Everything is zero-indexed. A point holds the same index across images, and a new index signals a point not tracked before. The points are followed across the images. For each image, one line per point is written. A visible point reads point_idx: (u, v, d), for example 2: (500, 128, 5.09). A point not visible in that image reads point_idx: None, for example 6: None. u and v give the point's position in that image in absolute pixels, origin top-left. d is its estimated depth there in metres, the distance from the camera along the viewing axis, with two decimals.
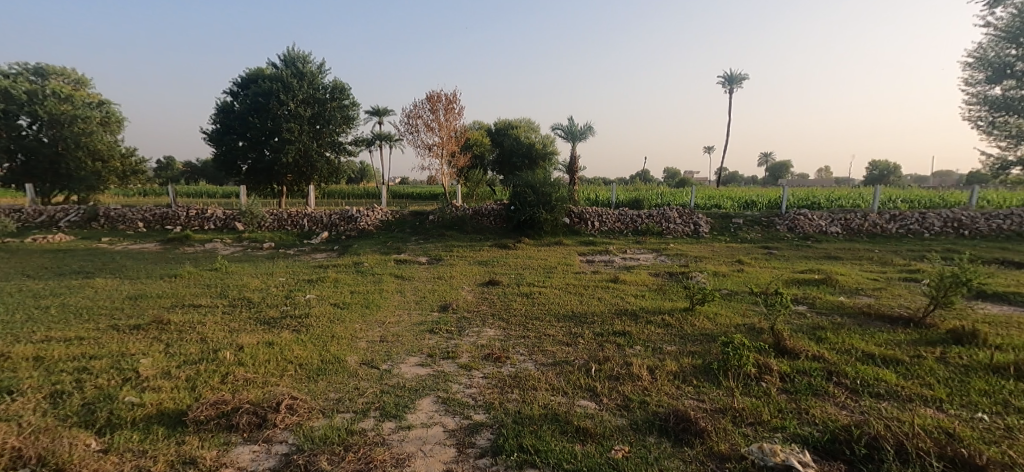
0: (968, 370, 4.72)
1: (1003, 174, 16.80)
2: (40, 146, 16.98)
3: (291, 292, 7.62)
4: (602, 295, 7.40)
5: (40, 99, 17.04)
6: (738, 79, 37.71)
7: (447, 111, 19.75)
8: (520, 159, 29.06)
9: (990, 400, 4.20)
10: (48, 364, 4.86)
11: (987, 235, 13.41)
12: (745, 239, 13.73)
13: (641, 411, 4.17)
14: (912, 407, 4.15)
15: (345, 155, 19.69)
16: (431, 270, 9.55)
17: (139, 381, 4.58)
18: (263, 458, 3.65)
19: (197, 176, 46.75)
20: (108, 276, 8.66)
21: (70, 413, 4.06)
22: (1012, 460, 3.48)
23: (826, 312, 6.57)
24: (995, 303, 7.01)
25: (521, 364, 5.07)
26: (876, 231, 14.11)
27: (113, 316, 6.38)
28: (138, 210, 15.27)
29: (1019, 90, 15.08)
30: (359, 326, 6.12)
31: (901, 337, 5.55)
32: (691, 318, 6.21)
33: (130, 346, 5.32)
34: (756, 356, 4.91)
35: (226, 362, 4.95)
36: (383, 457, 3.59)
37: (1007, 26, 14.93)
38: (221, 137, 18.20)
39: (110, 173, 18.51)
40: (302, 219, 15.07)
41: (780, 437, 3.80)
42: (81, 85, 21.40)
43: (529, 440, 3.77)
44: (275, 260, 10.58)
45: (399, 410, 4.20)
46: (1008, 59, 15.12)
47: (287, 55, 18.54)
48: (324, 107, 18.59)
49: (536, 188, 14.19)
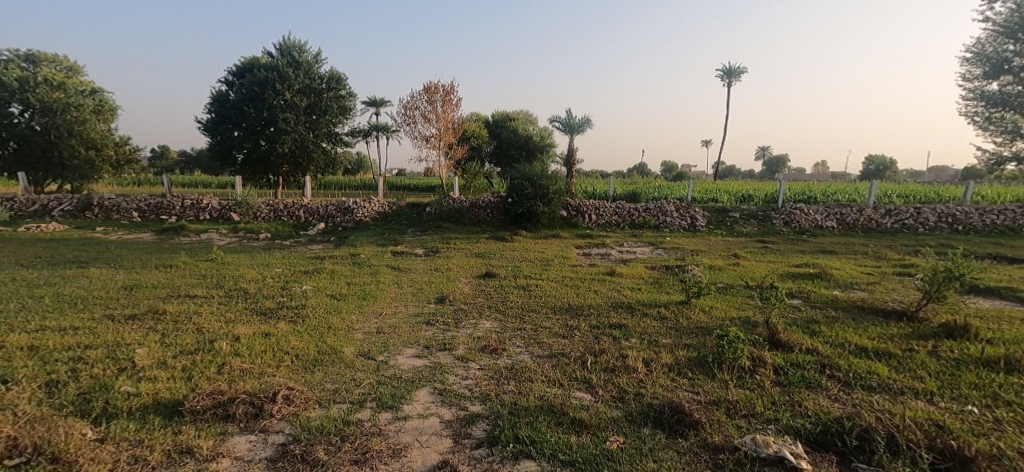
0: (959, 364, 4.76)
1: (998, 169, 16.88)
2: (32, 134, 16.84)
3: (287, 283, 7.61)
4: (599, 287, 7.43)
5: (32, 87, 16.87)
6: (738, 71, 37.53)
7: (444, 102, 19.67)
8: (518, 150, 29.03)
9: (980, 393, 4.25)
10: (43, 353, 4.85)
11: (981, 230, 13.50)
12: (742, 233, 13.77)
13: (636, 402, 4.21)
14: (903, 400, 4.20)
15: (342, 146, 19.61)
16: (427, 262, 9.55)
17: (134, 371, 4.58)
18: (260, 447, 3.67)
19: (192, 166, 46.45)
20: (103, 266, 8.63)
21: (66, 403, 4.06)
22: (1001, 452, 3.53)
23: (820, 306, 6.61)
24: (987, 298, 7.07)
25: (517, 356, 5.09)
26: (871, 225, 14.18)
27: (108, 306, 6.36)
28: (133, 200, 15.17)
29: (1016, 85, 15.11)
30: (355, 318, 6.13)
31: (894, 330, 5.60)
32: (687, 312, 6.24)
33: (126, 336, 5.32)
34: (751, 349, 4.94)
35: (223, 352, 4.95)
36: (380, 447, 3.61)
37: (1006, 21, 15.08)
38: (217, 127, 18.11)
39: (104, 162, 18.40)
40: (298, 210, 15.00)
41: (773, 429, 3.84)
42: (74, 73, 21.21)
43: (524, 431, 3.79)
44: (271, 251, 10.56)
45: (395, 401, 4.21)
46: (1006, 54, 15.15)
47: (283, 44, 18.38)
48: (320, 98, 18.50)
49: (533, 180, 14.19)
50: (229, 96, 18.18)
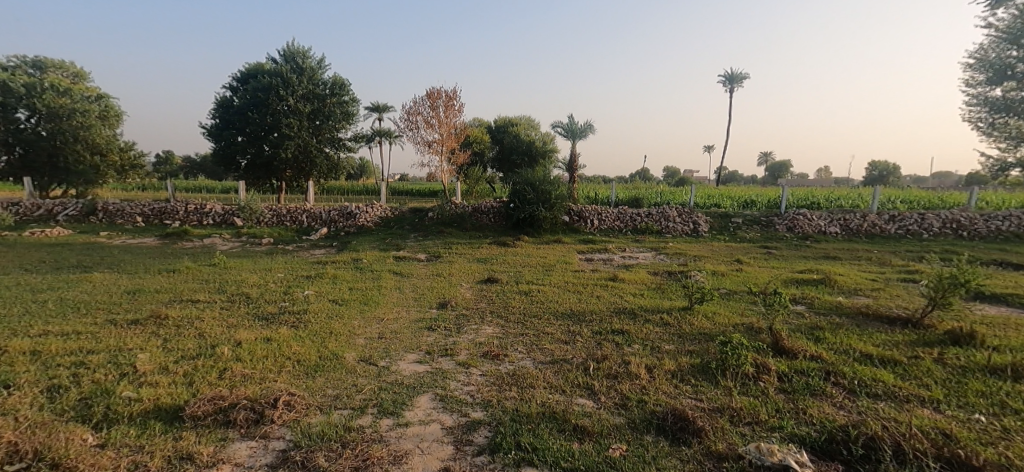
0: (965, 371, 4.72)
1: (1003, 175, 16.78)
2: (38, 139, 16.92)
3: (289, 288, 7.60)
4: (601, 293, 7.40)
5: (38, 93, 16.96)
6: (739, 77, 37.63)
7: (447, 108, 19.72)
8: (519, 156, 29.07)
9: (987, 402, 4.21)
10: (45, 358, 4.85)
11: (986, 237, 13.41)
12: (745, 238, 13.74)
13: (639, 409, 4.17)
14: (909, 408, 4.16)
15: (345, 151, 19.64)
16: (429, 267, 9.55)
17: (136, 376, 4.56)
18: (260, 454, 3.65)
19: (196, 171, 46.73)
20: (106, 271, 8.63)
21: (67, 408, 4.05)
22: (1009, 462, 3.49)
23: (825, 312, 6.56)
24: (992, 305, 7.02)
25: (519, 362, 5.07)
26: (875, 231, 14.09)
27: (111, 311, 6.37)
28: (137, 205, 15.24)
29: (1019, 91, 14.91)
30: (357, 323, 6.11)
31: (900, 337, 5.55)
32: (689, 318, 6.19)
33: (128, 341, 5.31)
34: (754, 355, 4.91)
35: (224, 358, 4.94)
36: (380, 454, 3.59)
37: (1008, 27, 14.49)
38: (221, 132, 18.17)
39: (109, 168, 18.50)
40: (301, 216, 15.04)
41: (777, 437, 3.80)
42: (80, 79, 21.35)
43: (526, 438, 3.77)
44: (274, 256, 10.57)
45: (396, 407, 4.19)
46: (1008, 60, 14.76)
47: (287, 50, 18.49)
48: (323, 103, 18.57)
49: (536, 186, 14.19)
50: (233, 102, 18.27)
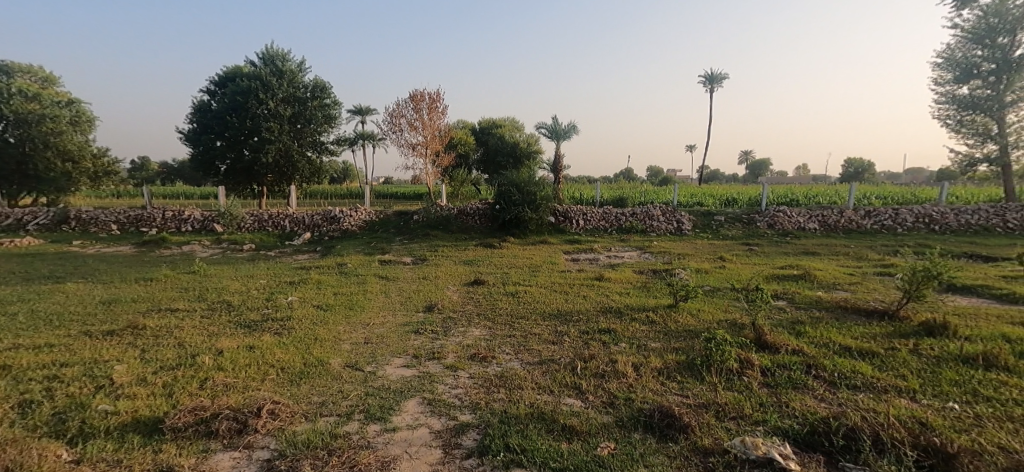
0: (940, 361, 4.83)
1: (971, 170, 17.25)
2: (5, 146, 16.43)
3: (272, 294, 7.51)
4: (587, 293, 7.43)
5: (5, 98, 16.53)
6: (719, 78, 38.16)
7: (430, 110, 19.62)
8: (504, 157, 29.08)
9: (961, 390, 4.31)
10: (15, 372, 4.70)
11: (958, 230, 13.79)
12: (727, 236, 13.93)
13: (626, 408, 4.19)
14: (887, 398, 4.24)
15: (327, 155, 19.42)
16: (415, 270, 9.50)
17: (113, 388, 4.45)
18: (244, 464, 3.58)
19: (173, 177, 45.89)
20: (81, 281, 8.41)
21: (40, 424, 3.93)
22: (982, 448, 3.58)
23: (805, 306, 6.69)
24: (965, 296, 7.22)
25: (507, 363, 5.05)
26: (852, 227, 14.36)
27: (85, 322, 6.19)
28: (111, 213, 14.87)
29: (985, 90, 15.61)
30: (342, 329, 6.03)
31: (877, 330, 5.66)
32: (675, 315, 6.26)
33: (103, 353, 5.18)
34: (737, 351, 4.98)
35: (205, 367, 4.84)
36: (367, 460, 3.54)
37: (973, 28, 15.61)
38: (199, 137, 17.85)
39: (81, 174, 18.01)
40: (284, 220, 14.86)
41: (761, 430, 3.85)
42: (50, 83, 20.80)
43: (515, 440, 3.76)
44: (255, 262, 10.40)
45: (383, 412, 4.15)
46: (975, 59, 15.63)
47: (266, 53, 18.23)
48: (304, 106, 18.35)
49: (521, 187, 14.14)
50: (211, 106, 17.98)
